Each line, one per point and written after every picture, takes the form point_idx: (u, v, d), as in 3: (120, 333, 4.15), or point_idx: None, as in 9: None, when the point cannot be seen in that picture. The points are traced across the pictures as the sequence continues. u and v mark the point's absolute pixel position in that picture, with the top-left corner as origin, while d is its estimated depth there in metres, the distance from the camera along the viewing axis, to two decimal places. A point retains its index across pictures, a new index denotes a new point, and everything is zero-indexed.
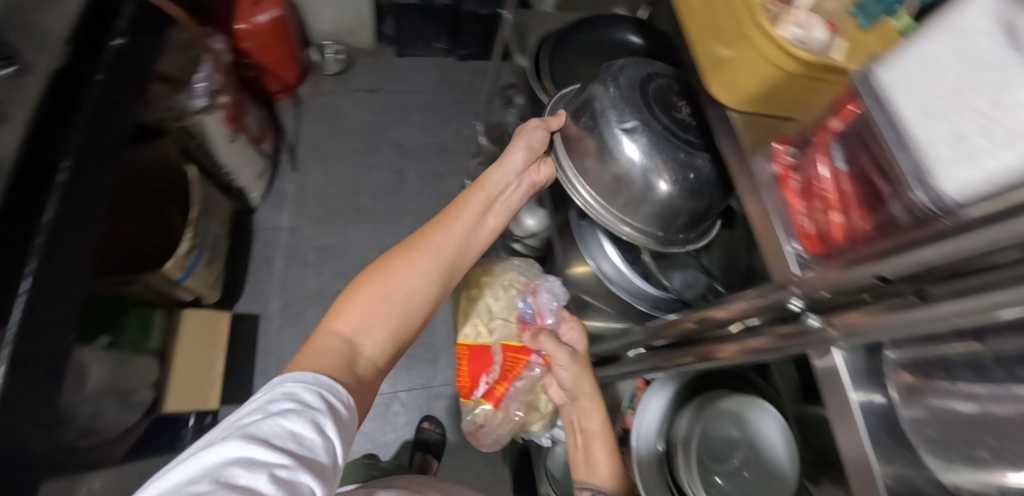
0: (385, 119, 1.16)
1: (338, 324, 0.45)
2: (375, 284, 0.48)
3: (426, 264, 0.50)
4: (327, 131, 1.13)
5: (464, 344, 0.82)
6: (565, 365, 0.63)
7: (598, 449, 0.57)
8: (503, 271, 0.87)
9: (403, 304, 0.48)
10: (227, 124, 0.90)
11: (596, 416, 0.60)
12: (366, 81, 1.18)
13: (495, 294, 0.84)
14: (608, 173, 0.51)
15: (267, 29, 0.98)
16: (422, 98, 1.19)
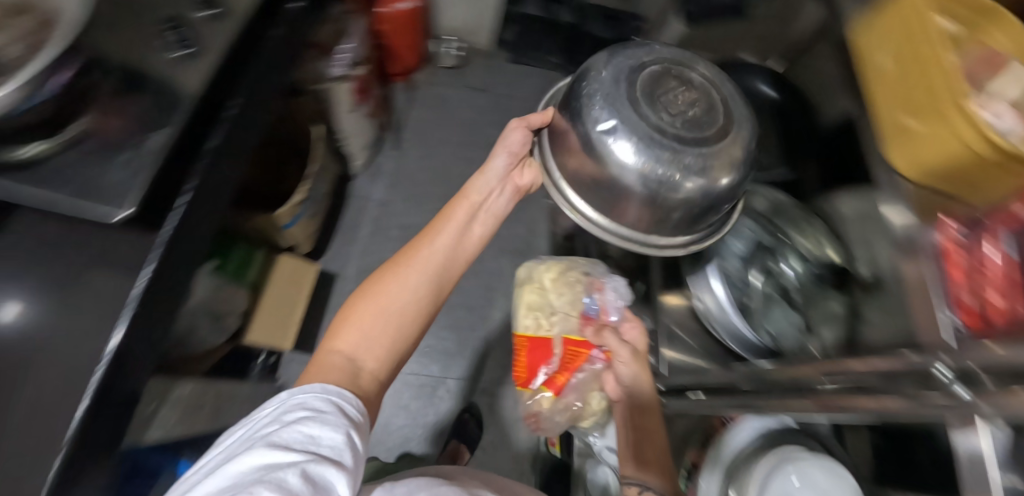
0: (487, 118, 1.21)
1: (337, 343, 0.46)
2: (368, 303, 0.49)
3: (415, 275, 0.52)
4: (433, 119, 1.19)
5: (523, 335, 0.84)
6: (625, 360, 0.64)
7: (654, 445, 0.60)
8: (560, 264, 0.86)
9: (402, 320, 0.50)
10: (353, 96, 0.95)
11: (653, 415, 0.62)
12: (477, 79, 1.24)
13: (557, 287, 0.84)
14: (593, 173, 0.53)
15: (404, 15, 1.04)
16: (526, 105, 1.24)
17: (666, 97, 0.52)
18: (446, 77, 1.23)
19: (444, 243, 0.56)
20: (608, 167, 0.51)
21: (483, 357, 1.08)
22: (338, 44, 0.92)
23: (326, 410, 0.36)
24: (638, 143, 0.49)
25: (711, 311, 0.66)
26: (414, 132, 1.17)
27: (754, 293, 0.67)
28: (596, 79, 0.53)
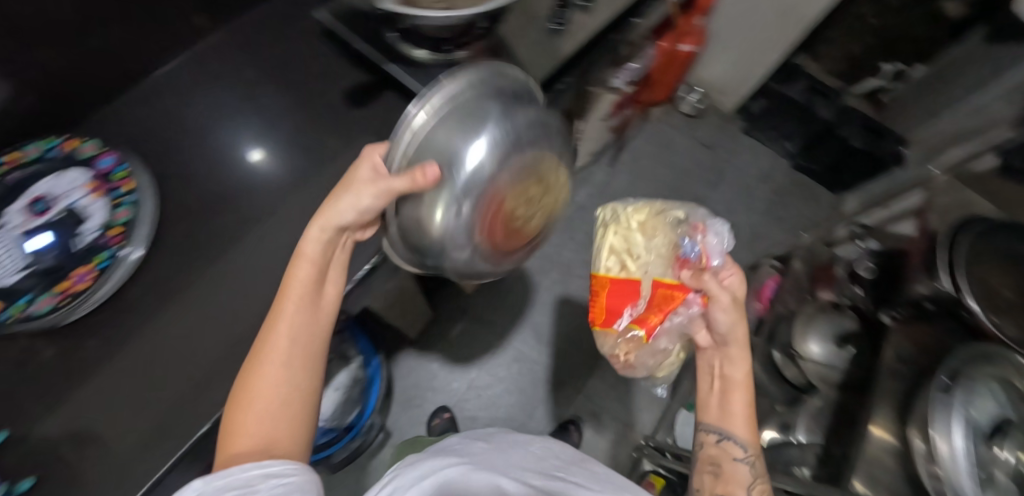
0: (701, 175, 1.26)
1: (234, 448, 0.37)
2: (240, 396, 0.39)
3: (287, 356, 0.40)
4: (651, 153, 1.27)
5: (607, 273, 0.60)
6: (726, 309, 0.50)
7: (738, 397, 0.49)
8: (647, 207, 0.63)
9: (288, 397, 0.40)
10: (609, 108, 0.98)
11: (742, 366, 0.50)
12: (707, 135, 1.30)
13: (648, 229, 0.61)
14: (423, 256, 0.49)
15: (679, 56, 1.01)
16: (741, 179, 1.27)
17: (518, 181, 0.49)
18: (680, 123, 1.30)
19: (305, 305, 0.42)
20: (433, 259, 0.49)
21: (607, 383, 1.09)
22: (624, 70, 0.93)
23: (255, 483, 0.31)
24: (477, 261, 0.50)
25: (941, 454, 0.53)
26: (632, 158, 1.25)
27: (1000, 467, 0.56)
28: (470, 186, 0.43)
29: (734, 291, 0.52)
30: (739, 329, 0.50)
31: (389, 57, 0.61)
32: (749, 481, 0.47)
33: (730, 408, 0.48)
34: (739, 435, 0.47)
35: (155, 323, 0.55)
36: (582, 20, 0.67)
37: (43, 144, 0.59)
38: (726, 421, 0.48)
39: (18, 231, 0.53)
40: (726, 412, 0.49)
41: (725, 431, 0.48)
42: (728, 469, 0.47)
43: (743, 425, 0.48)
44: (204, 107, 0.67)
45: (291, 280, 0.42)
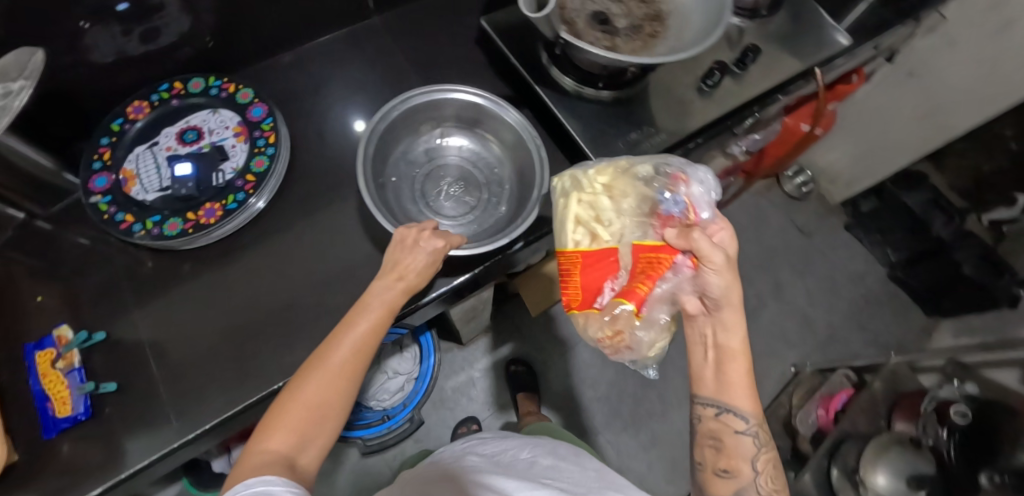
0: (788, 259, 1.23)
1: (267, 445, 0.39)
2: (286, 399, 0.42)
3: (331, 379, 0.43)
4: (742, 224, 1.25)
5: (578, 249, 0.46)
6: (719, 267, 0.37)
7: (736, 364, 0.40)
8: (611, 166, 0.49)
9: (321, 413, 0.42)
10: (717, 172, 0.95)
11: (739, 332, 0.40)
12: (804, 221, 1.26)
13: (616, 189, 0.47)
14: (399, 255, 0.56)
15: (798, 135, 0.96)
16: (830, 275, 1.22)
17: (481, 181, 0.66)
18: (780, 201, 1.28)
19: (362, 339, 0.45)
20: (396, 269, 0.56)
21: (641, 441, 1.07)
22: (744, 139, 0.85)
23: None
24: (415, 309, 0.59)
25: None
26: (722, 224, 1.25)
27: None
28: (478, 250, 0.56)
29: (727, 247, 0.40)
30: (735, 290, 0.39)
31: (537, 79, 0.61)
32: (754, 454, 0.41)
33: (728, 379, 0.40)
34: (741, 409, 0.40)
35: (280, 270, 0.62)
36: (730, 86, 0.63)
37: (210, 81, 0.62)
38: (724, 393, 0.40)
39: (170, 153, 0.58)
40: (722, 385, 0.40)
41: (726, 403, 0.40)
42: (733, 444, 0.40)
43: (744, 396, 0.40)
44: (346, 87, 0.70)
45: (360, 311, 0.47)
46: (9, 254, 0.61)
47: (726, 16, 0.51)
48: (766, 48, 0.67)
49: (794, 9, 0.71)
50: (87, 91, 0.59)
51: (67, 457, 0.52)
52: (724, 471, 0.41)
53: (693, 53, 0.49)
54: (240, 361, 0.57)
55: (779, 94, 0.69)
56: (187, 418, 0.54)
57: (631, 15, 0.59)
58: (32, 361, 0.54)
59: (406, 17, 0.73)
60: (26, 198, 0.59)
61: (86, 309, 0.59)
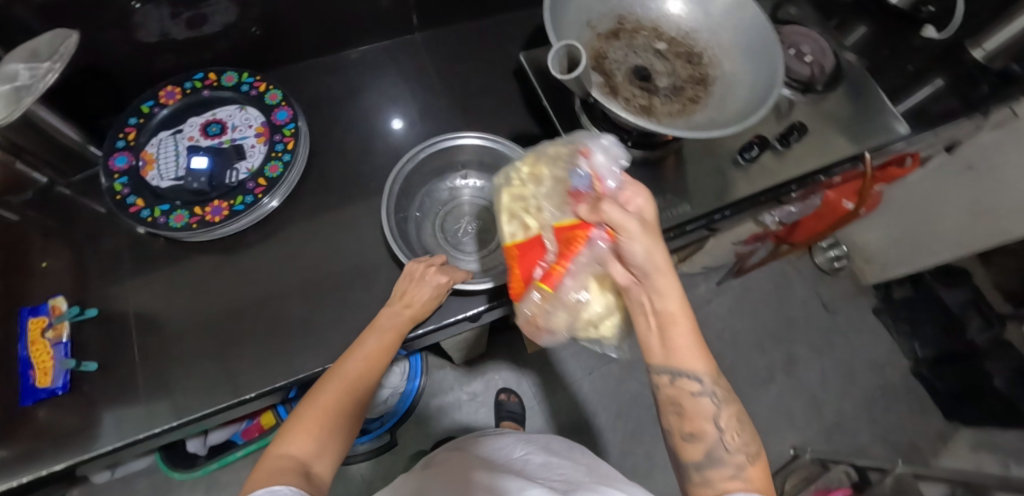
0: (806, 335, 1.17)
1: (285, 450, 0.39)
2: (304, 409, 0.43)
3: (343, 388, 0.44)
4: (763, 289, 1.20)
5: (514, 242, 0.45)
6: (632, 237, 0.35)
7: (680, 325, 0.36)
8: (536, 154, 0.49)
9: (340, 420, 0.42)
10: (745, 237, 0.91)
11: (676, 294, 0.36)
12: (831, 297, 1.21)
13: (540, 173, 0.47)
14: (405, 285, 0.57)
15: (839, 212, 0.90)
16: (849, 358, 1.15)
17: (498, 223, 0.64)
18: (807, 272, 1.23)
19: (371, 353, 0.47)
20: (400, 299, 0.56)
21: None
22: (778, 212, 0.81)
23: None
24: (411, 342, 0.57)
25: None
26: (743, 286, 1.20)
27: None
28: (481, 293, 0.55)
29: (642, 209, 0.36)
30: (662, 253, 0.35)
31: (567, 128, 0.60)
32: (715, 410, 0.38)
33: (674, 344, 0.36)
34: (696, 371, 0.37)
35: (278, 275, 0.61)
36: (768, 163, 0.60)
37: (243, 77, 0.62)
38: (676, 359, 0.37)
39: (191, 143, 0.59)
40: (671, 350, 0.37)
41: (680, 369, 0.37)
42: (690, 406, 0.37)
43: (695, 357, 0.37)
44: (379, 99, 0.69)
45: (368, 333, 0.49)
46: (28, 215, 0.62)
47: (772, 95, 0.48)
48: (814, 129, 0.63)
49: (852, 89, 0.67)
50: (129, 69, 0.60)
51: (42, 423, 0.52)
52: (690, 434, 0.38)
53: (728, 133, 0.46)
54: (220, 361, 0.56)
55: (822, 175, 0.61)
56: (159, 409, 0.53)
57: (675, 75, 0.57)
58: (26, 326, 0.55)
59: (449, 38, 0.72)
60: (53, 161, 0.60)
61: (87, 282, 0.60)
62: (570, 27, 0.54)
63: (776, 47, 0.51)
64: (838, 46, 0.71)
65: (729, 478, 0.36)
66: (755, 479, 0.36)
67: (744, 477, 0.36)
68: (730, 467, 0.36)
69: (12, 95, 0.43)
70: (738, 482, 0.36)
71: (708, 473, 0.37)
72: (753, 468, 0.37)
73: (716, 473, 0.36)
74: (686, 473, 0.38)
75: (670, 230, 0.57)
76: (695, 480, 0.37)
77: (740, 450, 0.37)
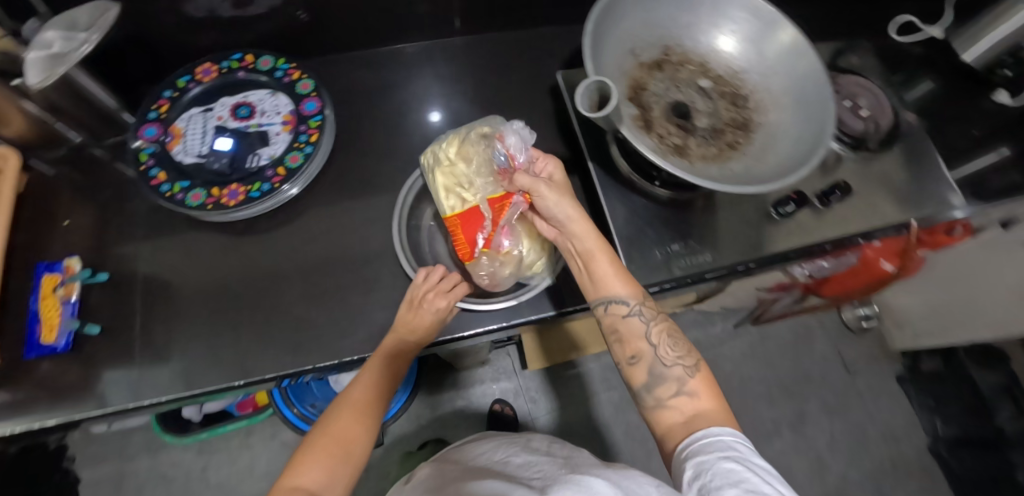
0: (820, 393, 1.11)
1: (297, 482, 0.39)
2: (315, 440, 0.42)
3: (352, 419, 0.44)
4: (781, 338, 1.15)
5: (454, 213, 0.51)
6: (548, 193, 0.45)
7: (601, 259, 0.45)
8: (456, 135, 0.54)
9: (352, 451, 0.43)
10: (770, 284, 0.87)
11: (592, 233, 0.45)
12: (853, 358, 1.14)
13: (467, 152, 0.52)
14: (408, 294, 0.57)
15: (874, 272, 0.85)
16: (863, 424, 1.09)
17: None
18: (831, 328, 1.17)
19: (376, 382, 0.47)
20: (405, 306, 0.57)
21: None
22: (810, 265, 0.76)
23: None
24: None
25: None
26: (760, 333, 1.15)
27: None
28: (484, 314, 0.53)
29: (554, 176, 0.49)
30: (571, 205, 0.46)
31: (594, 156, 0.58)
32: (648, 329, 0.43)
33: (598, 275, 0.44)
34: (620, 293, 0.43)
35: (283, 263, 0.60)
36: (805, 220, 0.57)
37: (279, 63, 0.62)
38: (603, 287, 0.45)
39: (218, 123, 0.59)
40: (600, 281, 0.45)
41: (608, 296, 0.44)
42: (624, 328, 0.43)
43: (617, 284, 0.44)
44: (412, 97, 0.68)
45: (372, 361, 0.49)
46: (60, 169, 0.63)
47: (816, 154, 0.45)
48: (859, 190, 0.60)
49: (910, 150, 0.63)
50: (173, 40, 0.61)
51: (44, 374, 0.53)
52: (633, 358, 0.43)
53: (761, 189, 0.44)
54: (214, 342, 0.56)
55: (862, 238, 0.58)
56: (150, 381, 0.54)
57: (716, 116, 0.54)
58: (39, 281, 0.56)
59: (492, 45, 0.71)
60: (89, 122, 0.62)
61: (100, 244, 0.60)
62: (611, 53, 0.52)
63: (829, 102, 0.47)
64: (899, 103, 0.66)
65: (675, 394, 0.40)
66: (699, 392, 0.40)
67: (688, 390, 0.40)
68: (673, 382, 0.41)
69: (48, 61, 0.48)
70: (684, 397, 0.40)
71: (657, 392, 0.40)
72: (696, 380, 0.41)
73: (663, 391, 0.40)
74: (641, 399, 0.42)
75: (686, 279, 0.54)
76: (648, 403, 0.41)
77: (677, 362, 0.42)
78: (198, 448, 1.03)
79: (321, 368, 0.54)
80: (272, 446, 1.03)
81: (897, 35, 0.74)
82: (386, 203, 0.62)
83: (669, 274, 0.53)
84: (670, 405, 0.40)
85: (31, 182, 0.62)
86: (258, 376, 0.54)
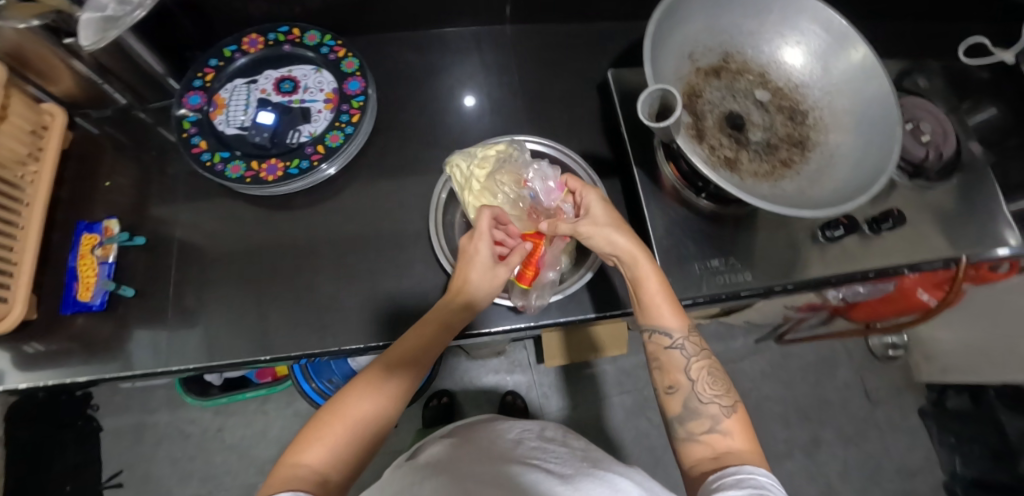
0: (836, 417, 1.09)
1: (302, 459, 0.34)
2: (329, 413, 0.38)
3: (377, 391, 0.39)
4: (801, 359, 1.13)
5: None
6: (596, 224, 0.46)
7: (650, 282, 0.44)
8: (484, 160, 0.53)
9: (369, 434, 0.38)
10: (800, 304, 0.84)
11: (647, 260, 0.44)
12: (873, 385, 1.12)
13: (498, 183, 0.52)
14: (440, 285, 0.57)
15: (911, 301, 0.81)
16: (877, 454, 1.07)
17: None
18: (855, 352, 1.14)
19: (412, 350, 0.42)
20: (434, 297, 0.56)
21: None
22: (845, 289, 0.73)
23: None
24: None
25: None
26: (781, 352, 1.13)
27: None
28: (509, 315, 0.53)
29: (593, 210, 0.47)
30: (623, 237, 0.45)
31: (638, 160, 0.56)
32: (687, 363, 0.42)
33: (651, 302, 0.43)
34: (669, 325, 0.42)
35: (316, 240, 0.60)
36: (852, 246, 0.55)
37: (325, 39, 0.61)
38: (652, 315, 0.43)
39: (262, 96, 0.59)
40: (650, 310, 0.44)
41: (656, 325, 0.43)
42: (666, 359, 0.42)
43: (668, 314, 0.43)
44: (456, 83, 0.67)
45: (415, 326, 0.44)
46: (105, 129, 0.64)
47: (877, 182, 0.43)
48: (912, 220, 0.57)
49: (971, 181, 0.59)
50: (223, 7, 0.60)
51: (79, 330, 0.55)
52: (669, 388, 0.42)
53: (815, 214, 0.42)
54: (244, 315, 0.56)
55: (907, 269, 0.55)
56: (180, 346, 0.55)
57: (772, 130, 0.52)
58: (78, 240, 0.57)
59: (541, 36, 0.69)
60: (135, 84, 0.62)
61: (139, 207, 0.61)
62: (670, 55, 0.50)
63: (897, 125, 0.45)
64: (965, 132, 0.63)
65: (707, 430, 0.39)
66: (734, 431, 0.38)
67: (721, 428, 0.38)
68: (707, 419, 0.39)
69: (101, 23, 0.48)
70: (716, 435, 0.38)
71: (690, 426, 0.39)
72: (732, 420, 0.39)
73: (696, 426, 0.39)
74: (672, 429, 0.41)
75: (720, 296, 0.52)
76: (680, 435, 0.40)
77: (715, 400, 0.40)
78: (214, 409, 1.06)
79: (347, 351, 0.54)
80: (285, 414, 1.05)
81: (969, 56, 0.70)
82: (423, 190, 0.61)
83: (704, 289, 0.52)
84: (702, 440, 0.38)
85: (76, 139, 0.63)
86: (285, 351, 0.54)
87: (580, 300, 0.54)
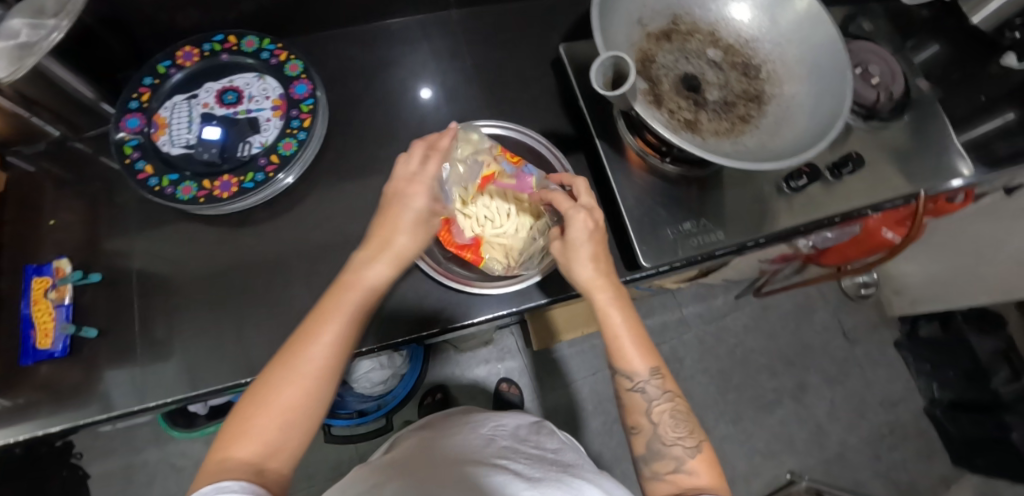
0: (820, 361, 1.13)
1: (232, 451, 0.32)
2: (255, 398, 0.34)
3: (303, 370, 0.35)
4: (782, 308, 1.17)
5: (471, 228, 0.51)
6: (574, 254, 0.43)
7: (612, 318, 0.42)
8: None
9: (303, 416, 0.34)
10: (773, 256, 0.86)
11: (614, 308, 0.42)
12: (850, 325, 1.16)
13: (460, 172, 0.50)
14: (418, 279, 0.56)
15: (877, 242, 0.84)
16: (860, 389, 1.12)
17: None
18: (831, 296, 1.18)
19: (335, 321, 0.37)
20: None
21: None
22: (812, 237, 0.75)
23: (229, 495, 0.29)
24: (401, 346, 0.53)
25: None
26: (761, 304, 1.16)
27: None
28: (488, 303, 0.53)
29: (570, 237, 0.43)
30: (588, 269, 0.43)
31: (601, 131, 0.56)
32: (649, 407, 0.42)
33: (614, 345, 0.42)
34: (632, 371, 0.42)
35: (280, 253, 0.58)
36: (816, 194, 0.56)
37: (264, 43, 0.58)
38: (616, 356, 0.43)
39: (205, 111, 0.56)
40: (616, 353, 0.42)
41: (618, 368, 0.43)
42: (629, 400, 0.42)
43: (633, 357, 0.42)
44: (408, 75, 0.65)
45: (339, 293, 0.38)
46: (42, 165, 0.60)
47: (834, 127, 0.44)
48: (871, 160, 0.59)
49: (922, 115, 0.61)
50: (148, 19, 0.57)
51: (44, 379, 0.52)
52: (633, 428, 0.42)
53: (777, 167, 0.42)
54: (219, 341, 0.54)
55: (870, 209, 0.57)
56: (153, 381, 0.52)
57: (728, 87, 0.52)
58: (29, 285, 0.54)
59: (488, 17, 0.67)
60: (66, 112, 0.58)
61: (89, 244, 0.58)
62: (620, 22, 0.49)
63: (847, 70, 0.46)
64: (911, 70, 0.64)
65: (672, 470, 0.40)
66: (700, 470, 0.39)
67: (687, 468, 0.39)
68: (672, 460, 0.40)
69: (16, 51, 0.44)
70: (682, 474, 0.39)
71: (655, 466, 0.41)
72: (697, 460, 0.40)
73: (661, 466, 0.40)
74: (639, 468, 0.42)
75: (696, 258, 0.53)
76: (646, 474, 0.41)
77: (678, 442, 0.41)
78: (206, 439, 1.03)
79: None
80: None
81: None
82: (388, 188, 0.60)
83: (679, 254, 0.52)
84: (667, 480, 0.39)
85: (11, 178, 0.59)
86: None
87: (557, 280, 0.53)
